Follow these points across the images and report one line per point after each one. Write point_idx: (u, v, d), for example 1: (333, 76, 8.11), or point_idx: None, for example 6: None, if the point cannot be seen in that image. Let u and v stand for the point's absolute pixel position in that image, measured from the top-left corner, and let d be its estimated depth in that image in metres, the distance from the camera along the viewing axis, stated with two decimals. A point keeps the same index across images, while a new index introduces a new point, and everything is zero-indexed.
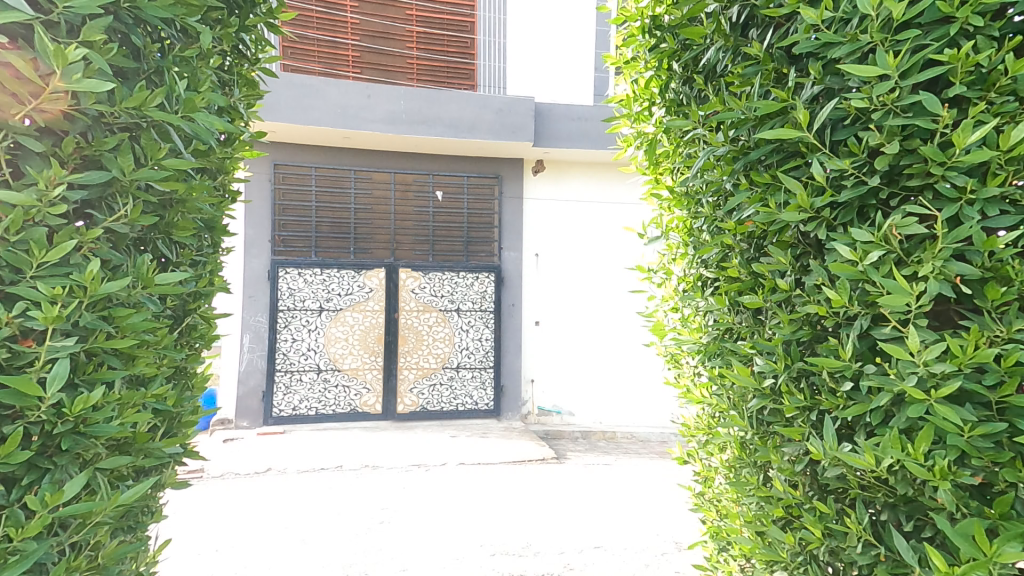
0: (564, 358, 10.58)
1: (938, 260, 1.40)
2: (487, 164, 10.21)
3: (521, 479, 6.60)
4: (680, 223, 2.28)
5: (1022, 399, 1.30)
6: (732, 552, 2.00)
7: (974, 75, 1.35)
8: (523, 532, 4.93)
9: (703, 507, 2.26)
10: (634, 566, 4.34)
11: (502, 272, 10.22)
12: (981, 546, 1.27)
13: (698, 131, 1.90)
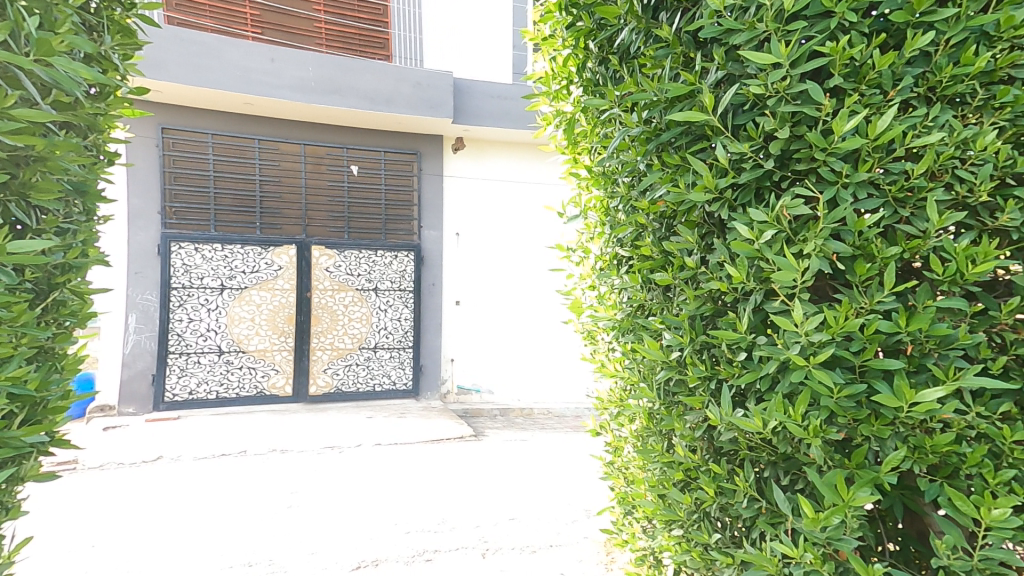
0: (484, 337, 10.68)
1: (820, 238, 1.53)
2: (406, 140, 10.02)
3: (437, 456, 6.64)
4: (596, 203, 2.29)
5: (879, 362, 1.47)
6: (636, 514, 2.10)
7: (849, 68, 1.46)
8: (439, 509, 4.96)
9: (612, 475, 2.35)
10: (546, 534, 4.47)
11: (421, 252, 10.15)
12: (840, 493, 1.43)
13: (614, 111, 1.87)
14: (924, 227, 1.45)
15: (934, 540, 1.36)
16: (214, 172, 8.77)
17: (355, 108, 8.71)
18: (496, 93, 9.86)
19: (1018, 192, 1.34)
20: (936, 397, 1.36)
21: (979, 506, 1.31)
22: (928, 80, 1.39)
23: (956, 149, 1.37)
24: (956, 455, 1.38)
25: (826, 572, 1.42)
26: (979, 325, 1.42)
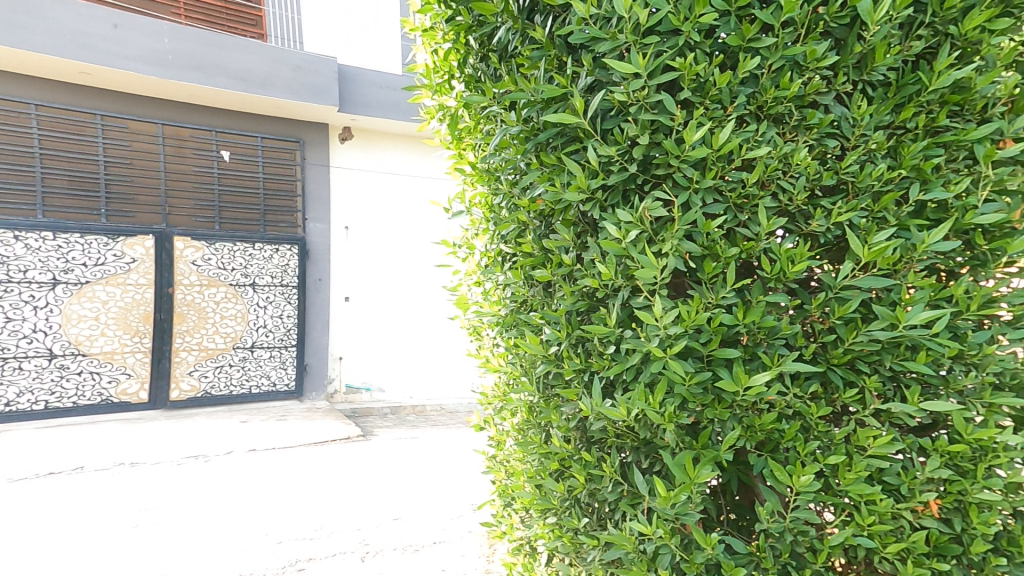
0: (372, 333, 10.59)
1: (676, 239, 1.66)
2: (287, 127, 9.61)
3: (315, 458, 6.42)
4: (483, 202, 2.16)
5: (721, 352, 1.64)
6: (515, 506, 2.07)
7: (696, 83, 1.59)
8: (318, 515, 4.77)
9: (494, 469, 2.18)
10: (431, 532, 4.48)
11: (306, 245, 9.79)
12: (688, 472, 1.57)
13: (493, 108, 1.83)
14: (757, 231, 1.65)
15: (757, 507, 1.56)
16: (42, 149, 7.73)
17: (224, 88, 8.16)
18: (383, 83, 9.86)
19: (823, 202, 1.59)
20: (763, 381, 1.55)
21: (791, 473, 1.53)
22: (757, 99, 1.58)
23: (779, 163, 1.59)
24: (777, 431, 1.61)
25: (674, 545, 1.55)
26: (797, 317, 1.66)
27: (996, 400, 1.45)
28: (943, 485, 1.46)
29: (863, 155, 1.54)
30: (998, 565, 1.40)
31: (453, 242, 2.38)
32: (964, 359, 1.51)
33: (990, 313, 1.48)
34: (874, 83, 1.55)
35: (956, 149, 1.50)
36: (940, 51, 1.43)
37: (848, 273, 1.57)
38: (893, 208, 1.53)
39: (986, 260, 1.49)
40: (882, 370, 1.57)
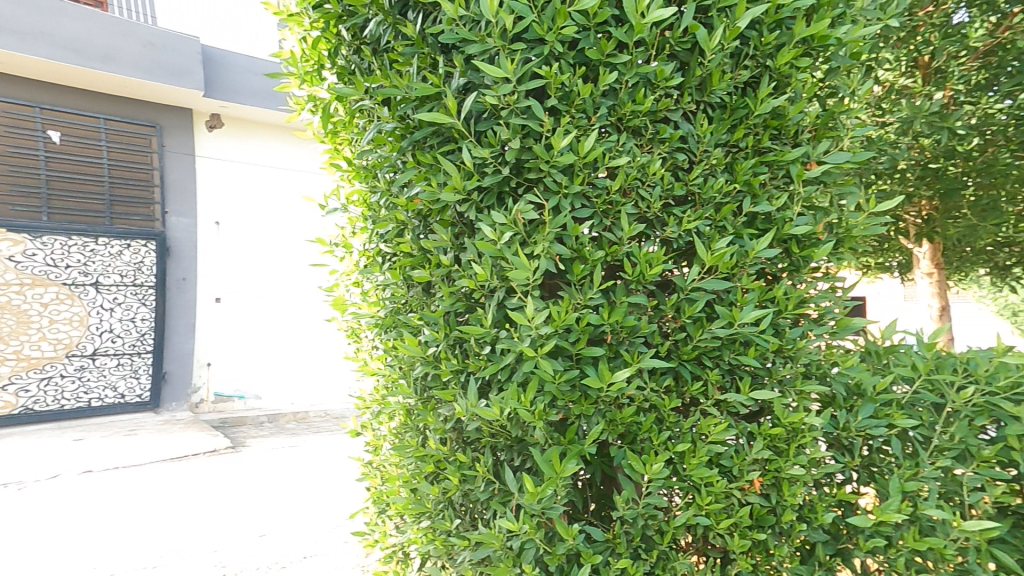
0: (243, 337, 10.07)
1: (547, 242, 1.71)
2: (141, 109, 8.99)
3: (170, 475, 5.98)
4: (361, 199, 2.05)
5: (588, 350, 1.73)
6: (389, 512, 1.99)
7: (562, 92, 1.65)
8: (169, 540, 4.35)
9: (369, 475, 2.12)
10: (298, 548, 4.29)
11: (166, 241, 9.22)
12: (555, 467, 1.62)
13: (365, 102, 1.75)
14: (620, 235, 1.76)
15: (615, 496, 1.67)
16: None
17: (49, 58, 7.49)
18: (256, 70, 9.68)
19: (675, 211, 1.75)
20: (624, 377, 1.67)
21: (646, 463, 1.66)
22: (618, 112, 1.68)
23: (637, 172, 1.71)
24: (635, 423, 1.74)
25: (538, 539, 1.60)
26: (655, 316, 1.81)
27: (805, 387, 1.71)
28: (764, 464, 1.69)
29: (706, 169, 1.72)
30: (802, 530, 1.63)
31: (329, 240, 2.22)
32: (783, 352, 1.75)
33: (802, 312, 1.74)
34: (713, 105, 1.73)
35: (777, 168, 1.73)
36: (762, 81, 1.63)
37: (697, 276, 1.75)
38: (730, 219, 1.74)
39: (800, 266, 1.75)
40: (721, 363, 1.78)
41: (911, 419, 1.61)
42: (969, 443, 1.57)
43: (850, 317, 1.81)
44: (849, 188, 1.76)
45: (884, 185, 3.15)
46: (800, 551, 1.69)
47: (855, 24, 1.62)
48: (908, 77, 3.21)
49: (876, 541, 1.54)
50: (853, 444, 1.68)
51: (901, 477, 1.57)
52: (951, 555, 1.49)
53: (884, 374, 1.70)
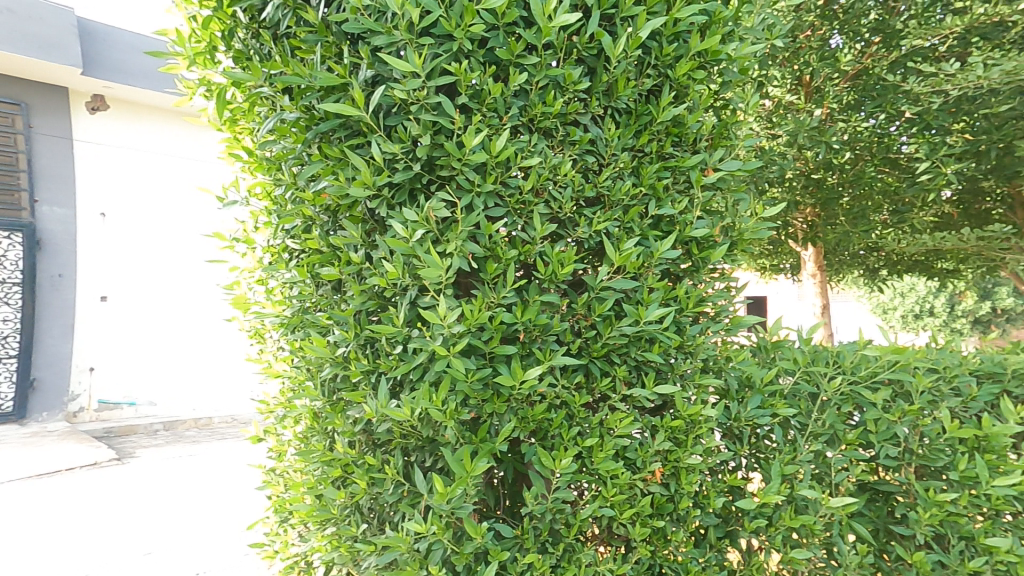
0: (127, 338, 9.60)
1: (460, 240, 1.69)
2: (6, 86, 8.58)
3: (34, 491, 5.59)
4: (264, 191, 1.93)
5: (501, 349, 1.74)
6: (292, 520, 1.89)
7: (473, 90, 1.64)
8: (36, 563, 3.99)
9: (271, 482, 1.99)
10: (189, 561, 4.11)
11: (38, 233, 8.80)
12: (465, 466, 1.61)
13: (263, 89, 1.64)
14: (533, 235, 1.80)
15: (525, 492, 1.69)
16: None
17: None
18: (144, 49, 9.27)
19: (586, 212, 1.81)
20: (535, 375, 1.69)
21: (554, 458, 1.70)
22: (529, 112, 1.71)
23: (549, 173, 1.75)
24: (546, 420, 1.77)
25: (446, 539, 1.58)
26: (567, 314, 1.85)
27: (703, 380, 1.83)
28: (665, 455, 1.79)
29: (614, 172, 1.79)
30: (696, 515, 1.75)
31: (229, 236, 2.05)
32: (684, 348, 1.86)
33: (701, 310, 1.86)
34: (620, 111, 1.81)
35: (679, 173, 1.84)
36: (663, 90, 1.73)
37: (606, 275, 1.81)
38: (637, 220, 1.82)
39: (699, 266, 1.87)
40: (628, 359, 1.85)
41: (791, 408, 1.77)
42: (836, 428, 1.76)
43: (732, 319, 1.94)
44: (741, 195, 1.92)
45: (773, 188, 4.04)
46: (695, 535, 1.80)
47: (743, 43, 1.76)
48: (793, 93, 3.97)
49: (759, 522, 1.69)
50: (743, 432, 1.83)
51: (781, 461, 1.73)
52: (820, 529, 1.67)
53: (770, 367, 1.86)
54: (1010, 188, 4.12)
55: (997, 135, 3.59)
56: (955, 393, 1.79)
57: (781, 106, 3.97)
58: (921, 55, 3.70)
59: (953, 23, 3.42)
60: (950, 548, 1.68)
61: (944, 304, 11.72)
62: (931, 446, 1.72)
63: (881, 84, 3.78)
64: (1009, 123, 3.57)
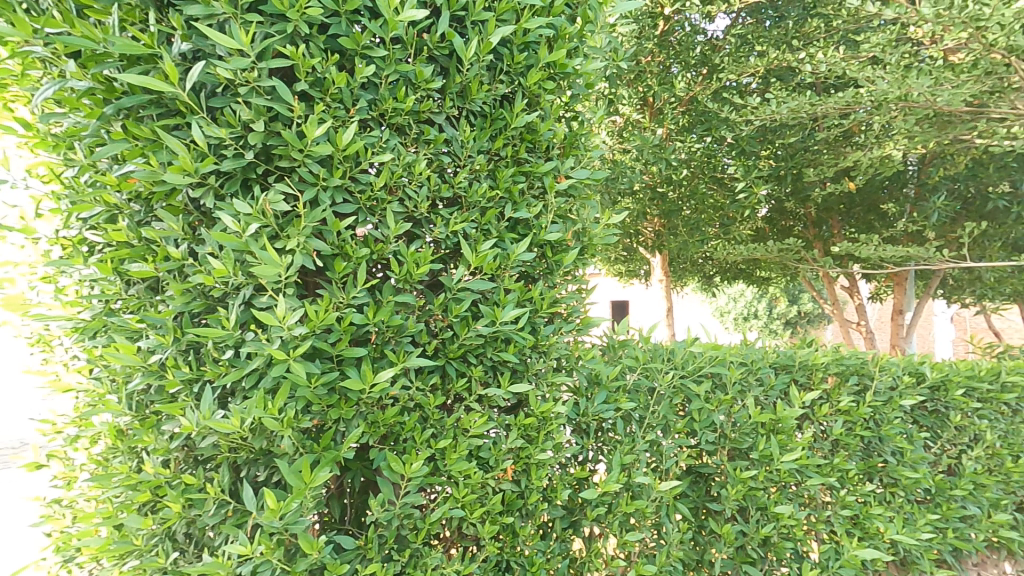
0: None
1: (302, 236, 1.56)
2: None
3: None
4: (51, 173, 1.65)
5: (349, 351, 1.65)
6: (80, 557, 1.62)
7: (314, 78, 1.54)
8: None
9: (50, 516, 1.71)
10: None
11: None
12: (303, 478, 1.48)
13: (38, 50, 1.37)
14: (386, 233, 1.74)
15: (371, 499, 1.62)
16: None
17: None
18: None
19: (443, 212, 1.81)
20: (386, 377, 1.64)
21: (405, 463, 1.66)
22: (379, 107, 1.66)
23: (403, 171, 1.71)
24: (399, 424, 1.72)
25: (276, 558, 1.45)
26: (423, 315, 1.83)
27: (555, 378, 1.92)
28: (517, 453, 1.84)
29: (471, 174, 1.83)
30: (544, 509, 1.84)
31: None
32: (538, 347, 1.92)
33: (554, 311, 1.96)
34: (475, 113, 1.85)
35: (533, 179, 1.94)
36: (516, 96, 1.82)
37: (463, 276, 1.82)
38: (493, 223, 1.87)
39: (553, 268, 1.99)
40: (485, 360, 1.88)
41: (631, 402, 1.96)
42: (669, 418, 1.99)
43: (587, 319, 2.09)
44: (589, 202, 2.08)
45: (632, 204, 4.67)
46: (543, 528, 1.89)
47: (587, 59, 1.92)
48: (639, 113, 4.45)
49: (600, 510, 1.82)
50: (590, 426, 1.96)
51: (622, 452, 1.89)
52: (651, 512, 1.85)
53: (615, 365, 2.02)
54: (804, 211, 5.34)
55: (790, 163, 4.43)
56: (759, 382, 2.15)
57: (630, 124, 4.44)
58: (735, 89, 4.27)
59: (754, 63, 4.01)
60: (750, 518, 2.01)
61: (765, 307, 12.97)
62: (739, 430, 2.06)
63: (707, 111, 4.31)
64: (797, 154, 4.38)
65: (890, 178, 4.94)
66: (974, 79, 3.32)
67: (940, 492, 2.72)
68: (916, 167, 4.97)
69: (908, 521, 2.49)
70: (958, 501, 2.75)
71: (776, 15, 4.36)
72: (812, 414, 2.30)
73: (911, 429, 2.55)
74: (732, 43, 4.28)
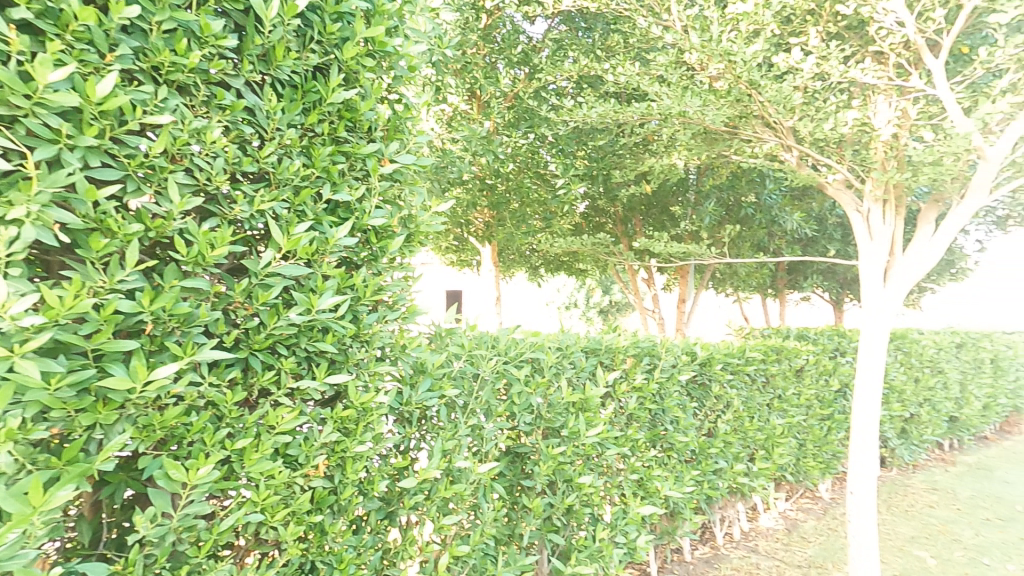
0: None
1: (33, 204, 1.23)
2: None
3: None
4: None
5: (112, 346, 1.36)
6: None
7: (42, 7, 1.25)
8: None
9: None
10: None
11: None
12: (29, 502, 1.17)
13: None
14: (169, 208, 1.49)
15: (136, 515, 1.36)
16: None
17: None
18: None
19: (246, 188, 1.62)
20: (167, 374, 1.40)
21: (189, 469, 1.43)
22: (150, 58, 1.42)
23: (189, 138, 1.50)
24: (182, 425, 1.50)
25: None
26: (219, 303, 1.62)
27: (377, 368, 1.86)
28: (331, 448, 1.73)
29: (280, 149, 1.69)
30: (358, 503, 1.79)
31: None
32: (360, 337, 1.84)
33: (378, 299, 1.89)
34: (283, 82, 1.72)
35: (355, 160, 1.86)
36: (330, 69, 1.74)
37: (271, 260, 1.65)
38: (309, 204, 1.74)
39: (377, 255, 1.93)
40: (298, 351, 1.74)
41: (454, 388, 2.03)
42: (491, 403, 2.17)
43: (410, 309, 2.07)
44: (416, 188, 2.09)
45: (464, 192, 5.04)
46: (356, 523, 1.84)
47: (407, 41, 1.94)
48: (467, 104, 4.51)
49: (418, 497, 1.86)
50: (413, 415, 1.97)
51: (443, 439, 1.95)
52: (468, 494, 1.99)
53: (441, 353, 2.05)
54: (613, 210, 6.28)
55: (600, 165, 5.10)
56: (573, 364, 2.45)
57: (459, 115, 4.45)
58: (553, 92, 4.70)
59: (567, 68, 4.33)
60: (557, 491, 2.37)
61: (583, 296, 14.35)
62: (553, 410, 2.33)
63: (529, 109, 4.64)
64: (606, 156, 5.05)
65: (676, 185, 5.93)
66: (730, 105, 3.43)
67: (702, 452, 3.33)
68: (695, 176, 6.01)
69: (678, 478, 3.04)
70: (713, 457, 3.41)
71: (586, 26, 4.91)
72: (613, 393, 2.65)
73: (684, 399, 3.11)
74: (549, 46, 4.67)
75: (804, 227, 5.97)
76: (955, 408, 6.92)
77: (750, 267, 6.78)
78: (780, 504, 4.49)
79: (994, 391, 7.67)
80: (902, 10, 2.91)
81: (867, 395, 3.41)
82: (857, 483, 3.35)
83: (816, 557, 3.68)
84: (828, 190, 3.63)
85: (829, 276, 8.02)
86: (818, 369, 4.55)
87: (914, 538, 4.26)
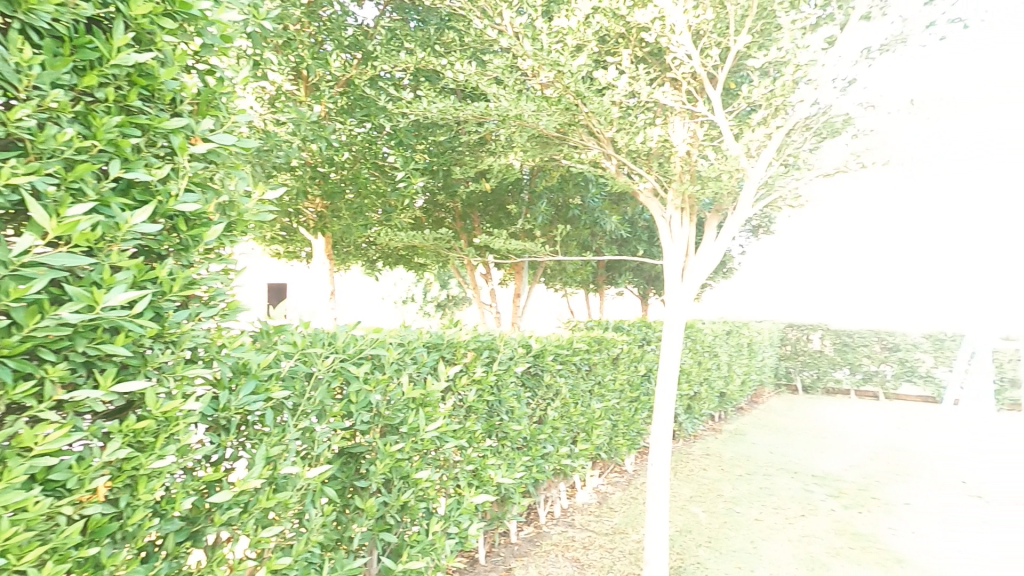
0: None
1: None
2: None
3: None
4: None
5: None
6: None
7: None
8: None
9: None
10: None
11: None
12: None
13: None
14: None
15: None
16: None
17: None
18: None
19: None
20: None
21: None
22: None
23: None
24: None
25: None
26: None
27: (186, 372, 1.60)
28: (116, 467, 1.44)
29: (41, 114, 1.36)
30: (151, 526, 1.54)
31: None
32: (163, 337, 1.56)
33: (190, 294, 1.62)
34: (42, 30, 1.40)
35: (154, 136, 1.60)
36: (114, 25, 1.45)
37: (31, 245, 1.24)
38: (88, 180, 1.41)
39: (188, 245, 1.68)
40: (72, 357, 1.38)
41: (283, 390, 1.87)
42: (326, 404, 2.07)
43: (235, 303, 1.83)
44: (236, 172, 1.87)
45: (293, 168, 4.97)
46: (146, 549, 1.60)
47: (219, 7, 1.74)
48: (293, 84, 4.58)
49: (232, 511, 1.69)
50: (231, 421, 1.78)
51: (268, 445, 1.81)
52: (294, 502, 1.88)
53: (268, 352, 1.88)
54: (453, 205, 6.49)
55: (440, 160, 5.17)
56: (414, 360, 2.52)
57: (282, 93, 4.46)
58: (389, 79, 4.67)
59: (404, 59, 4.25)
60: (393, 489, 2.40)
61: (419, 291, 14.85)
62: (392, 407, 2.36)
63: (365, 97, 4.73)
64: (446, 152, 5.15)
65: (511, 185, 6.20)
66: (561, 112, 3.68)
67: (533, 439, 3.61)
68: (529, 176, 6.28)
69: (511, 465, 3.31)
70: (542, 443, 3.72)
71: (419, 18, 4.91)
72: (454, 386, 2.77)
73: (520, 390, 3.37)
74: (382, 33, 4.68)
75: (620, 229, 6.85)
76: (725, 385, 8.37)
77: (577, 265, 7.84)
78: (594, 481, 5.01)
79: (748, 368, 9.48)
80: (690, 45, 3.39)
81: (668, 376, 3.69)
82: (658, 455, 3.52)
83: (619, 524, 4.18)
84: (640, 198, 3.99)
85: (639, 273, 9.21)
86: (631, 356, 5.18)
87: (691, 498, 5.02)
